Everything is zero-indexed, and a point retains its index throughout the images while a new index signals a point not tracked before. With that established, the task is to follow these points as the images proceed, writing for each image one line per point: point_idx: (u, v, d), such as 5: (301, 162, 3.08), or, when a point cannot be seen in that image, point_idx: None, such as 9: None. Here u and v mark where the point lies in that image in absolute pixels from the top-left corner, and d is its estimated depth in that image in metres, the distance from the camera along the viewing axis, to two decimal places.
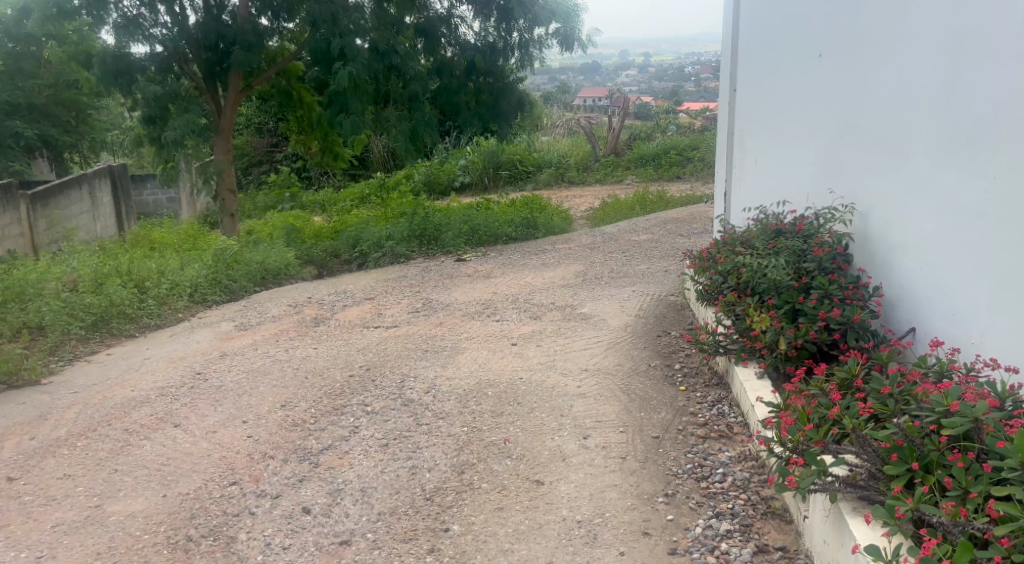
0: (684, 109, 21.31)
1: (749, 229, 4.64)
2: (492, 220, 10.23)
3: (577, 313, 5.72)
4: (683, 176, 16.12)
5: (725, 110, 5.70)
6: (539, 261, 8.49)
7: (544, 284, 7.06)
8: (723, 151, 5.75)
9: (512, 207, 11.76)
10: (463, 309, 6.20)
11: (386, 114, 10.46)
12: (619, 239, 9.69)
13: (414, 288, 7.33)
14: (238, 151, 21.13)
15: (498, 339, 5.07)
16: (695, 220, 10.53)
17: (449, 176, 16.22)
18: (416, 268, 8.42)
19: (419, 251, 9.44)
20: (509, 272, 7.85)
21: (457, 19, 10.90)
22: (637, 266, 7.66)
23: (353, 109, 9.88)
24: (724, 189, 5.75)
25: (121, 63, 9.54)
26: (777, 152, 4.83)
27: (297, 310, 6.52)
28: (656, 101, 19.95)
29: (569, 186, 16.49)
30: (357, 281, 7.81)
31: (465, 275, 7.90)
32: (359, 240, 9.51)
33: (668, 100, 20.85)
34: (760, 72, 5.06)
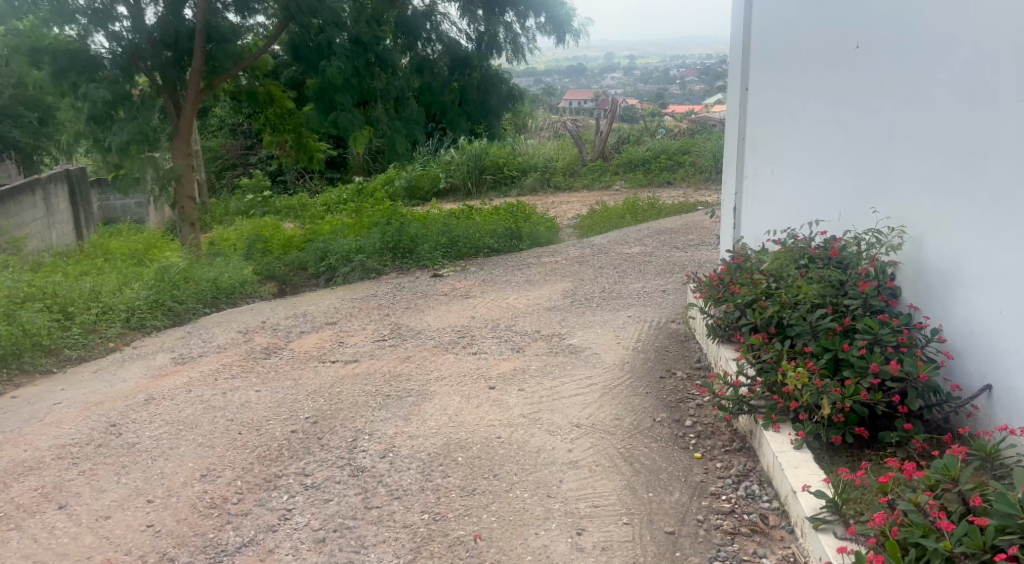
0: (670, 112, 20.67)
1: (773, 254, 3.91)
2: (473, 230, 9.48)
3: (565, 346, 4.99)
4: (673, 182, 15.45)
5: (733, 115, 4.98)
6: (522, 277, 7.76)
7: (528, 306, 6.33)
8: (731, 161, 5.03)
9: (495, 215, 11.03)
10: (436, 338, 5.45)
11: (376, 114, 9.79)
12: (609, 252, 8.97)
13: (382, 310, 6.57)
14: (211, 154, 20.35)
15: (474, 381, 4.32)
16: (690, 230, 9.82)
17: (432, 180, 15.56)
18: (388, 286, 7.67)
19: (392, 264, 8.68)
20: (489, 292, 7.10)
21: (440, 16, 10.09)
22: (631, 285, 6.95)
23: (346, 102, 9.30)
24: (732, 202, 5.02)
25: (69, 60, 8.71)
26: (803, 163, 4.11)
27: (249, 339, 5.77)
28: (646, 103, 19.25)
29: (555, 192, 15.78)
30: (321, 301, 7.06)
31: (441, 294, 7.15)
32: (328, 252, 8.75)
33: (653, 103, 20.22)
34: (778, 70, 4.34)
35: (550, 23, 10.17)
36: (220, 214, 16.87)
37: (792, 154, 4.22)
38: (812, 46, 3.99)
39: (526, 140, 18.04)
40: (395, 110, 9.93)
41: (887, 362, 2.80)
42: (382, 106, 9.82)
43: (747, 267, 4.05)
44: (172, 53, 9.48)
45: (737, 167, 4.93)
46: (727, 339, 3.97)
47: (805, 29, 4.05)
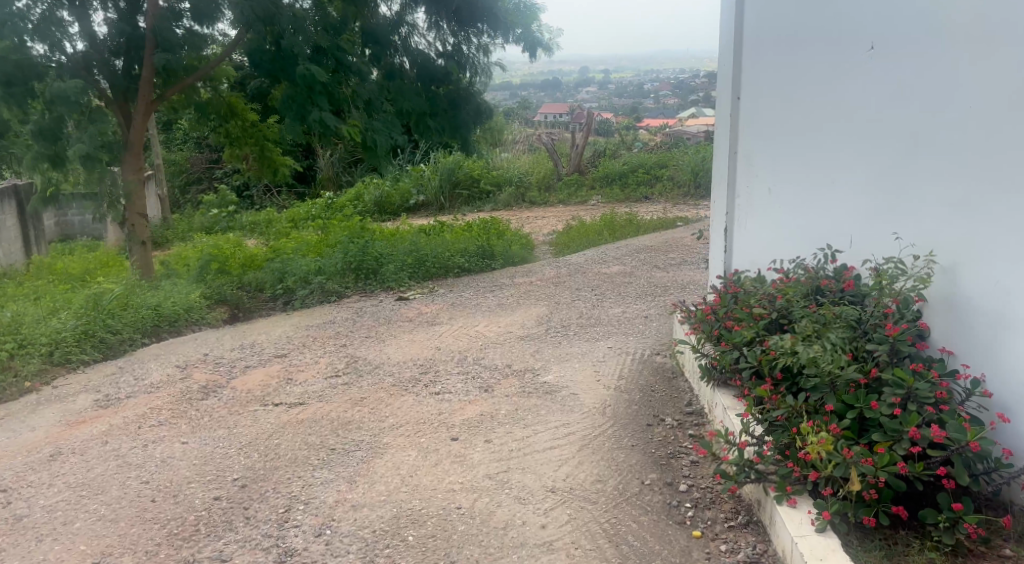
0: (645, 126, 20.35)
1: (776, 287, 3.41)
2: (442, 249, 8.94)
3: (539, 384, 4.46)
4: (651, 197, 15.03)
5: (722, 129, 4.49)
6: (493, 301, 7.23)
7: (499, 334, 5.79)
8: (720, 181, 4.54)
9: (467, 231, 10.50)
10: (396, 374, 4.89)
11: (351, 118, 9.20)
12: (587, 272, 8.48)
13: (340, 339, 5.99)
14: (176, 167, 19.65)
15: (435, 429, 3.77)
16: (671, 249, 9.36)
17: (403, 196, 15.19)
18: (348, 311, 7.09)
19: (355, 286, 8.12)
20: (458, 318, 6.54)
21: (408, 27, 9.54)
22: (612, 310, 6.42)
23: (321, 106, 8.79)
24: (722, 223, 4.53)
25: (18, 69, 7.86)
26: (808, 182, 3.63)
27: (186, 375, 5.18)
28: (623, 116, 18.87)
29: (530, 207, 15.28)
30: (274, 330, 6.48)
31: (406, 321, 6.60)
32: (285, 273, 8.21)
33: (628, 117, 19.86)
34: (773, 78, 3.87)
35: (523, 38, 9.70)
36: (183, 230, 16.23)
37: (794, 172, 3.74)
38: (817, 49, 3.52)
39: (501, 154, 17.55)
40: (368, 113, 9.33)
41: (928, 426, 2.29)
42: (356, 108, 9.27)
43: (747, 301, 3.55)
44: (123, 60, 8.95)
45: (726, 187, 4.43)
46: (725, 383, 3.46)
47: (807, 31, 3.58)
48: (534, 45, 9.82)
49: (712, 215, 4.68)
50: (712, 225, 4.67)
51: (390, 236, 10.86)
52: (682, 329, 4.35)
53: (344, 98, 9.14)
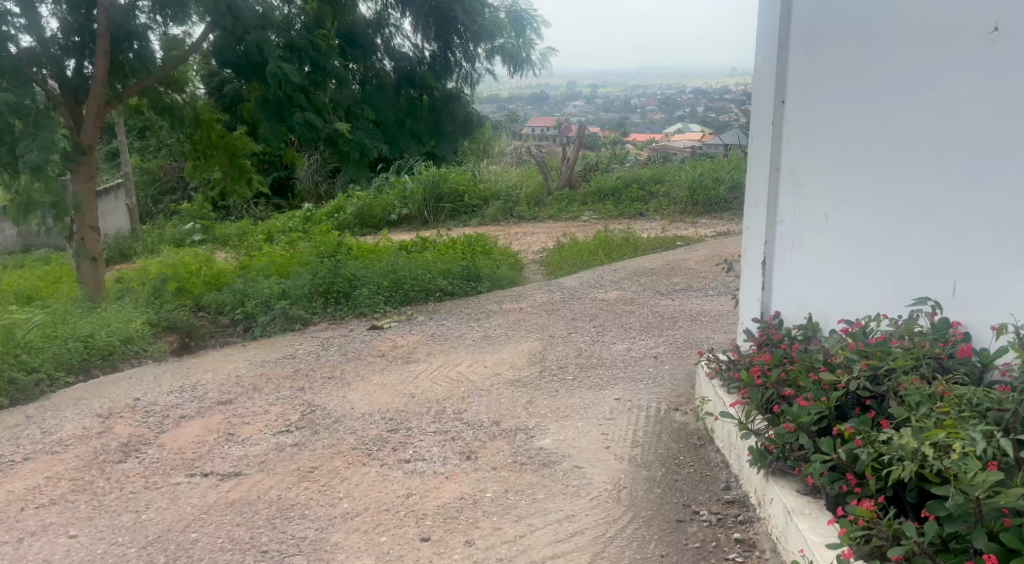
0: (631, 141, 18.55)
1: (859, 352, 2.59)
2: (423, 270, 8.05)
3: (534, 449, 3.62)
4: (646, 214, 14.21)
5: (760, 139, 3.69)
6: (480, 332, 6.38)
7: (486, 377, 4.94)
8: (756, 202, 3.74)
9: (452, 249, 9.68)
10: (360, 432, 4.03)
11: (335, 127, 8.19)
12: (583, 298, 7.67)
13: (298, 381, 5.11)
14: (149, 176, 18.80)
15: (401, 520, 2.93)
16: (674, 273, 8.54)
17: (385, 209, 14.40)
18: (313, 344, 6.20)
19: (323, 311, 7.25)
20: (437, 354, 5.66)
21: (391, 27, 8.71)
22: (617, 348, 5.56)
23: (301, 105, 7.82)
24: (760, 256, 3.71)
25: None
26: (900, 208, 2.87)
27: (106, 427, 4.28)
28: (613, 130, 17.92)
29: (518, 222, 14.41)
30: (226, 366, 5.58)
31: (379, 357, 5.74)
32: (247, 297, 7.37)
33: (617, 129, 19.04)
34: (841, 77, 3.10)
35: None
36: (153, 243, 15.34)
37: (873, 195, 2.98)
38: (915, 42, 2.78)
39: (489, 166, 16.73)
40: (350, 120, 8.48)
41: None
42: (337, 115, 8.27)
43: (811, 361, 2.75)
44: (75, 59, 7.96)
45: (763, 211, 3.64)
46: (785, 471, 2.65)
47: (897, 20, 2.83)
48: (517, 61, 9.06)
49: (744, 244, 3.89)
50: (745, 255, 3.88)
51: (368, 252, 10.03)
52: (715, 389, 3.54)
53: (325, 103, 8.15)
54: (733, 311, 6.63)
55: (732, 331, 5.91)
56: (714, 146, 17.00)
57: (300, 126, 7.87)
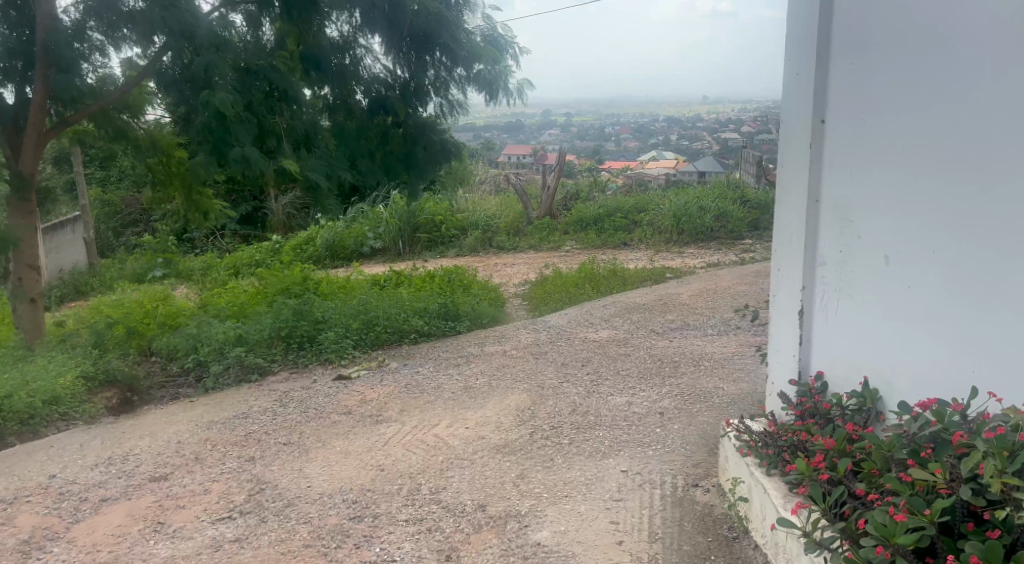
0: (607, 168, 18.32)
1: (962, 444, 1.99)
2: (397, 309, 7.37)
3: (528, 545, 2.97)
4: (631, 243, 13.66)
5: (792, 166, 3.13)
6: (459, 381, 5.71)
7: (467, 440, 4.27)
8: (787, 240, 3.16)
9: (430, 284, 9.06)
10: (318, 521, 3.36)
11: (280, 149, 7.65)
12: (572, 339, 7.02)
13: (249, 450, 4.42)
14: (109, 208, 18.00)
15: None
16: (668, 309, 7.94)
17: (357, 239, 13.80)
18: (270, 400, 5.48)
19: (284, 359, 6.54)
20: (412, 411, 4.95)
21: (362, 50, 8.00)
22: (616, 402, 4.89)
23: (242, 138, 7.17)
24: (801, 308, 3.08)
25: None
26: (994, 250, 2.28)
27: (7, 518, 3.57)
28: (591, 158, 17.43)
29: (498, 252, 13.77)
30: (166, 430, 4.84)
31: (344, 415, 5.06)
32: (201, 343, 6.68)
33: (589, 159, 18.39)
34: (905, 91, 2.54)
35: (484, 77, 8.30)
36: (111, 278, 14.56)
37: (952, 235, 2.39)
38: (1005, 43, 2.23)
39: (465, 194, 16.10)
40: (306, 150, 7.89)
41: None
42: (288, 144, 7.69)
43: (893, 450, 2.14)
44: (15, 84, 7.10)
45: (799, 251, 3.06)
46: None
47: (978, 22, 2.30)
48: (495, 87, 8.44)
49: (773, 291, 3.31)
50: (773, 303, 3.30)
51: (342, 287, 9.39)
52: (749, 471, 2.91)
53: (275, 131, 7.57)
54: (739, 355, 6.00)
55: (743, 379, 5.27)
56: (691, 173, 16.68)
57: (237, 161, 7.21)
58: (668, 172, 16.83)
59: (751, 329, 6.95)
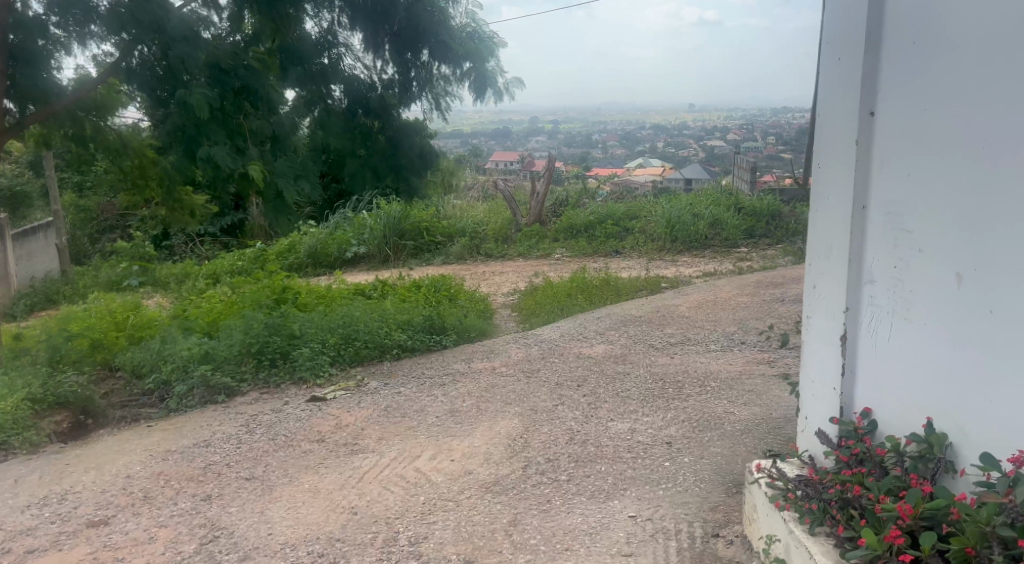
0: (595, 174, 17.89)
1: None
2: (378, 323, 6.85)
3: None
4: (622, 251, 13.21)
5: (830, 167, 2.67)
6: (444, 403, 5.23)
7: (452, 476, 3.79)
8: (826, 254, 2.71)
9: (417, 295, 8.55)
10: None
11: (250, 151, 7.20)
12: (566, 354, 6.56)
13: (205, 486, 3.92)
14: (84, 213, 17.42)
15: None
16: (667, 322, 7.49)
17: (341, 245, 13.32)
18: (236, 425, 4.98)
19: (254, 378, 6.02)
20: (392, 439, 4.47)
21: (341, 48, 7.37)
22: (617, 429, 4.42)
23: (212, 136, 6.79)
24: (846, 335, 2.62)
25: None
26: None
27: None
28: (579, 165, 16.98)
29: (486, 260, 13.26)
30: (115, 461, 4.32)
31: (316, 444, 4.57)
32: (163, 360, 6.15)
33: (577, 165, 17.94)
34: (983, 73, 2.09)
35: (473, 75, 7.91)
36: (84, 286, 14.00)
37: None
38: None
39: (453, 201, 15.61)
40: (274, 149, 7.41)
41: None
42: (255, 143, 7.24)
43: (993, 523, 1.79)
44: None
45: (842, 266, 2.61)
46: None
47: None
48: (484, 85, 8.05)
49: (807, 312, 2.86)
50: (808, 325, 2.86)
51: (325, 298, 8.87)
52: (788, 529, 2.46)
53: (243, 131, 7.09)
54: (747, 375, 5.55)
55: (755, 404, 4.81)
56: (680, 180, 16.31)
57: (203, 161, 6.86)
58: (657, 178, 16.42)
59: (756, 345, 6.51)
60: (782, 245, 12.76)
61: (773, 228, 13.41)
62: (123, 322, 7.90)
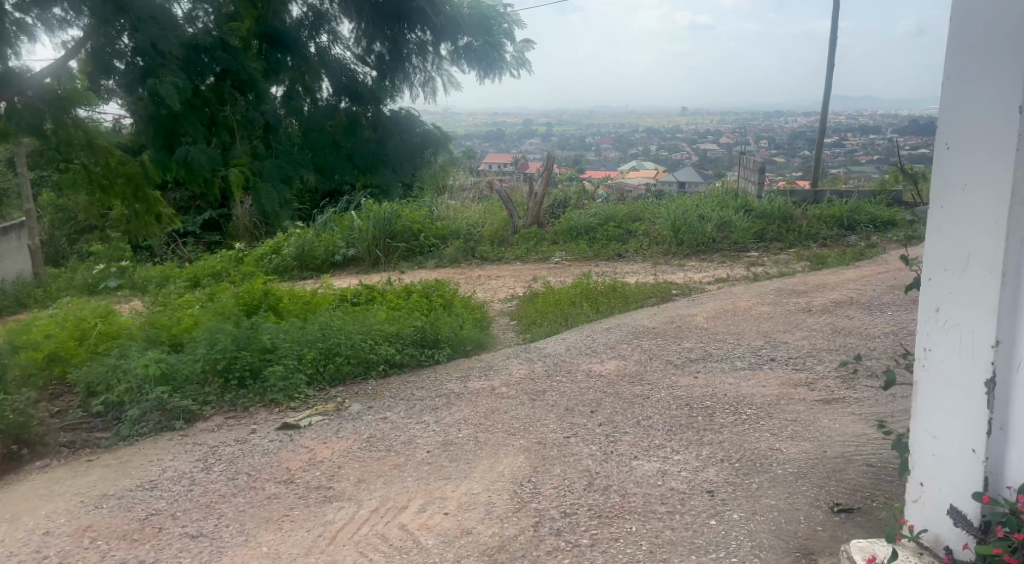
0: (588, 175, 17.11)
1: None
2: (363, 336, 6.10)
3: None
4: (626, 254, 12.45)
5: (973, 150, 1.96)
6: (436, 432, 4.49)
7: (446, 538, 3.07)
8: (962, 265, 1.99)
9: (410, 302, 7.82)
10: None
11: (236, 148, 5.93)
12: (574, 372, 5.82)
13: (140, 546, 3.19)
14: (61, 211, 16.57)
15: None
16: (684, 335, 6.76)
17: (328, 248, 12.60)
18: (190, 459, 4.23)
19: (218, 401, 5.26)
20: (373, 483, 3.73)
21: (327, 34, 6.29)
22: (644, 472, 3.69)
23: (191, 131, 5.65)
24: (998, 377, 1.90)
25: None
26: None
27: None
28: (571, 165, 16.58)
29: (481, 264, 12.48)
30: (38, 510, 3.58)
31: (282, 486, 3.83)
32: (118, 377, 5.39)
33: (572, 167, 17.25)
34: None
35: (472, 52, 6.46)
36: (56, 289, 13.18)
37: None
38: None
39: (446, 202, 14.82)
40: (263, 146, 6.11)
41: None
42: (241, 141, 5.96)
43: None
44: None
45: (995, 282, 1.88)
46: None
47: None
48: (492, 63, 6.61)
49: (926, 342, 2.11)
50: (924, 360, 2.12)
51: (310, 303, 8.13)
52: None
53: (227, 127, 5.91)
54: (786, 402, 4.81)
55: (803, 439, 4.08)
56: (673, 182, 15.65)
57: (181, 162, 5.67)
58: (650, 181, 15.74)
59: (788, 363, 5.77)
60: (795, 250, 12.02)
61: (785, 231, 12.65)
62: (88, 330, 7.16)
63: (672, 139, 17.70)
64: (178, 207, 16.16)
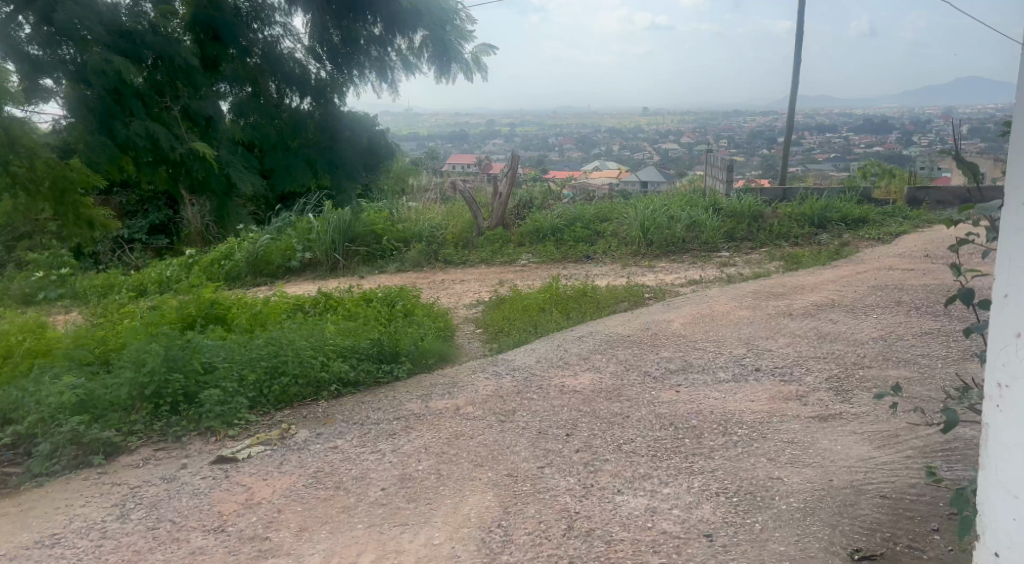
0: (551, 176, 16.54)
1: None
2: (312, 351, 5.52)
3: None
4: (595, 256, 12.01)
5: None
6: (391, 465, 3.96)
7: None
8: None
9: (366, 312, 7.23)
10: None
11: None
12: (546, 388, 5.31)
13: None
14: None
15: None
16: (661, 344, 6.30)
17: (285, 254, 11.93)
18: (105, 505, 3.65)
19: (147, 430, 4.69)
20: (317, 532, 3.21)
21: None
22: (630, 511, 3.22)
23: None
24: None
25: None
26: None
27: None
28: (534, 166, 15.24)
29: (445, 267, 11.94)
30: None
31: (208, 537, 3.27)
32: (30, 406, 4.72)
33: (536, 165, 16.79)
34: None
35: None
36: None
37: None
38: None
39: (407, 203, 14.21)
40: None
41: None
42: None
43: None
44: None
45: None
46: None
47: None
48: None
49: (1002, 376, 1.67)
50: (1001, 399, 1.67)
51: (262, 313, 7.56)
52: None
53: None
54: (779, 419, 4.37)
55: (804, 464, 3.65)
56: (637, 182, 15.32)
57: None
58: (614, 181, 15.33)
59: (775, 374, 5.35)
60: (767, 249, 11.69)
61: (756, 230, 12.32)
62: (15, 347, 6.46)
63: (637, 138, 17.33)
64: (124, 212, 15.27)
